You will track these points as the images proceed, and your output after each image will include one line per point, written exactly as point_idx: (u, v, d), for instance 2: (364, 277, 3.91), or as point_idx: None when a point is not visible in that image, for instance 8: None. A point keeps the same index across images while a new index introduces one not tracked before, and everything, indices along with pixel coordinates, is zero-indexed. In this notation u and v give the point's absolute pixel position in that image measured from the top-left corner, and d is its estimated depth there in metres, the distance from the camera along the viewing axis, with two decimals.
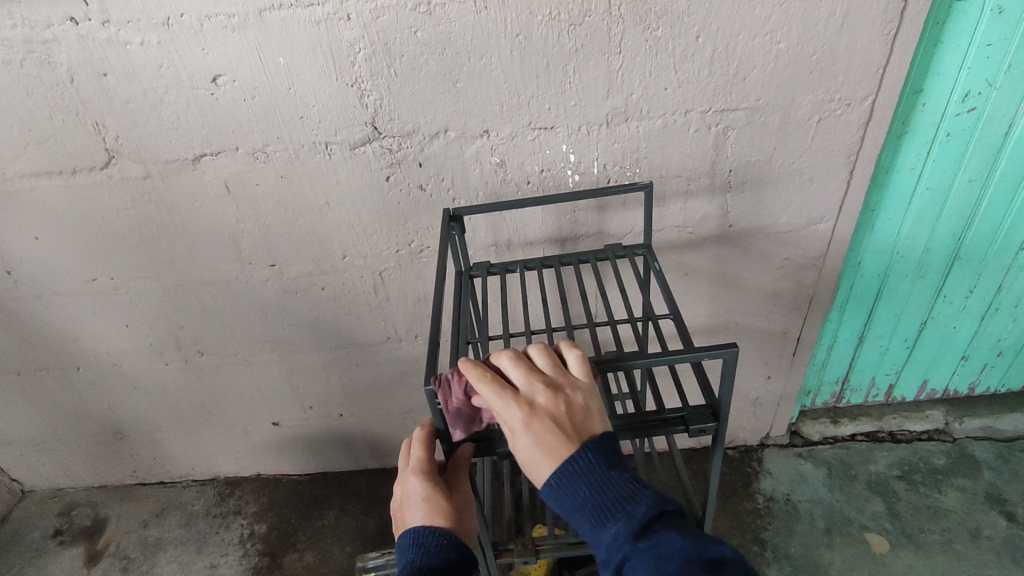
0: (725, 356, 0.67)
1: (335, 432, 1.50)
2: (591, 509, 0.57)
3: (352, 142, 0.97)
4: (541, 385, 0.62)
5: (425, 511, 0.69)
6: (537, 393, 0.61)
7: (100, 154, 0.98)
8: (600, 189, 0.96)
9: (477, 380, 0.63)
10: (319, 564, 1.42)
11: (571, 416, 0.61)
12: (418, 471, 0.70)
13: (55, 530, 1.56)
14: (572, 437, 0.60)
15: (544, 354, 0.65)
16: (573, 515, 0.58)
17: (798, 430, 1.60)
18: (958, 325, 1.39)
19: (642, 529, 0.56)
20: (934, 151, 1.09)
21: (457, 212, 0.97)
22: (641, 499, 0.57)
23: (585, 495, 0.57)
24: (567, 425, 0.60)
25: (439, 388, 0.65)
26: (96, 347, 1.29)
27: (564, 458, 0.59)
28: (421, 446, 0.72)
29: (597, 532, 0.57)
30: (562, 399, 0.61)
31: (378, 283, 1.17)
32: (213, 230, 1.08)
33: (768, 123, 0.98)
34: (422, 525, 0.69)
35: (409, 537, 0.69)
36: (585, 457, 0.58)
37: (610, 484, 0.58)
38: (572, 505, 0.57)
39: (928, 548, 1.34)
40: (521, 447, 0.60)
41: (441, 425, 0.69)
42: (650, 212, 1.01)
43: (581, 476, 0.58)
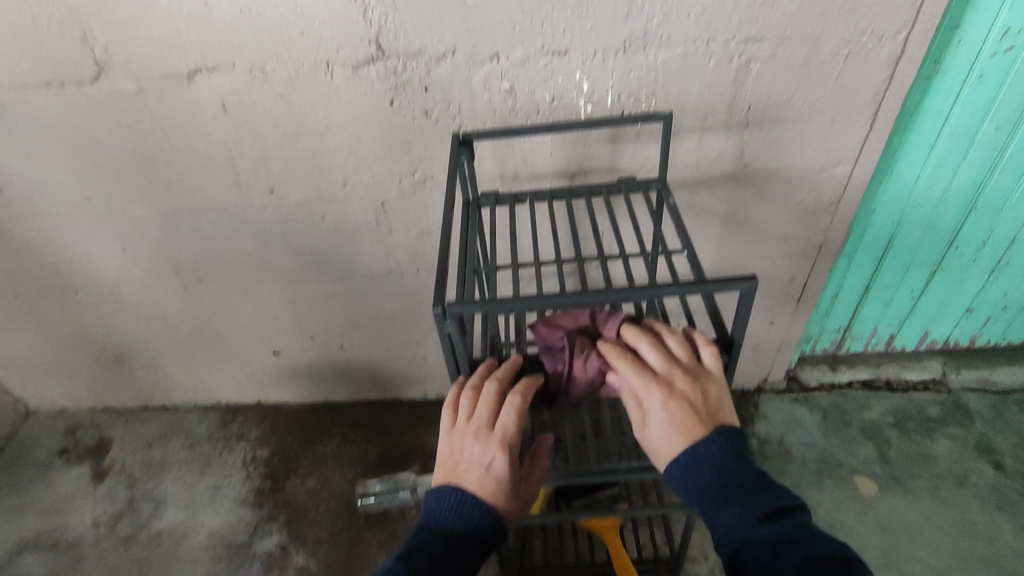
0: (744, 288, 0.66)
1: (336, 363, 1.51)
2: (717, 490, 0.63)
3: (354, 62, 0.93)
4: (682, 371, 0.68)
5: (493, 488, 0.65)
6: (677, 379, 0.68)
7: (89, 67, 0.93)
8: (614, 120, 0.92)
9: (623, 362, 0.70)
10: (320, 489, 1.45)
11: (706, 403, 0.67)
12: (507, 446, 0.65)
13: (61, 448, 1.59)
14: (705, 422, 0.67)
15: (680, 344, 0.71)
16: (695, 495, 0.64)
17: (796, 376, 1.61)
18: (966, 278, 1.37)
19: (767, 515, 0.61)
20: (963, 94, 1.04)
21: (466, 137, 0.93)
22: (767, 490, 0.62)
23: (713, 477, 0.64)
24: (702, 410, 0.67)
25: (452, 309, 0.64)
26: (94, 270, 1.27)
27: (698, 440, 0.66)
28: (488, 406, 0.68)
29: (719, 512, 0.62)
30: (700, 386, 0.68)
31: (381, 213, 1.15)
32: (210, 152, 1.05)
33: (793, 56, 0.92)
34: (472, 496, 0.64)
35: (453, 499, 0.64)
36: (719, 442, 0.65)
37: (739, 471, 0.64)
38: (696, 483, 0.64)
39: (916, 493, 1.37)
40: (654, 427, 0.67)
41: (448, 346, 0.69)
42: (664, 147, 0.97)
43: (713, 459, 0.64)
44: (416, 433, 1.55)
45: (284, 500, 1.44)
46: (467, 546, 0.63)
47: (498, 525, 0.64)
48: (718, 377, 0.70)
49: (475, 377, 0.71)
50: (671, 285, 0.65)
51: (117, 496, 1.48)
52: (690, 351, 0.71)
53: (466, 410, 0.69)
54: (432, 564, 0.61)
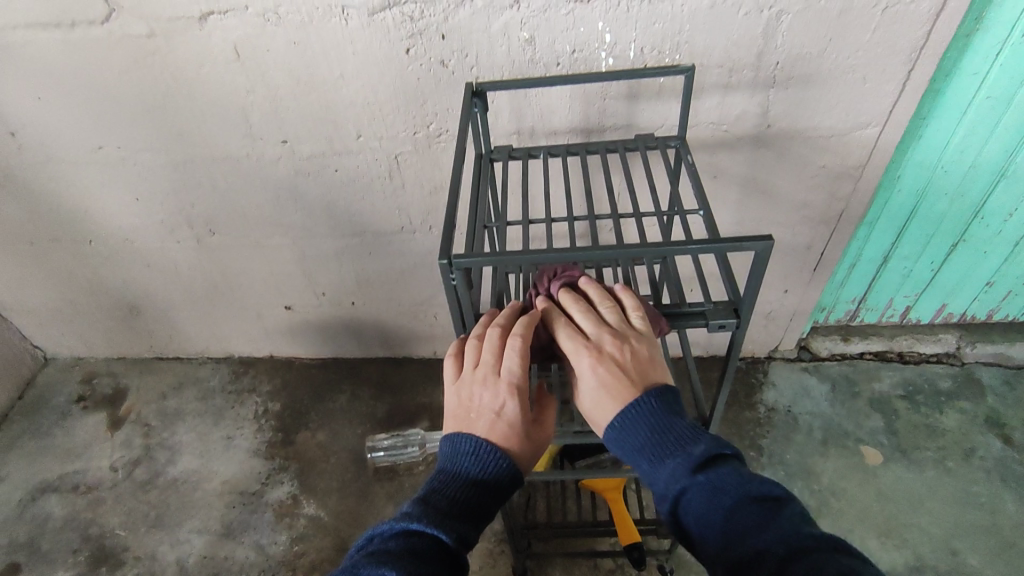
0: (759, 248, 0.64)
1: (346, 320, 1.52)
2: (652, 447, 0.59)
3: (370, 7, 0.90)
4: (610, 334, 0.65)
5: (504, 430, 0.64)
6: (605, 341, 0.65)
7: (100, 7, 0.91)
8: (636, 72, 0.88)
9: (556, 327, 0.68)
10: (330, 443, 1.48)
11: (638, 365, 0.64)
12: (514, 389, 0.64)
13: (78, 396, 1.62)
14: (636, 384, 0.63)
15: (612, 308, 0.68)
16: (632, 455, 0.61)
17: (807, 345, 1.60)
18: (989, 250, 1.34)
19: (700, 467, 0.57)
20: (1002, 56, 1.00)
21: (480, 86, 0.90)
22: (701, 441, 0.59)
23: (646, 435, 0.60)
24: (632, 371, 0.63)
25: (457, 262, 0.63)
26: (107, 220, 1.27)
27: (628, 403, 0.62)
28: (494, 351, 0.67)
29: (656, 469, 0.59)
30: (627, 347, 0.64)
31: (394, 168, 1.13)
32: (222, 101, 1.03)
33: (826, 10, 0.89)
34: (486, 440, 0.64)
35: (467, 445, 0.64)
36: (650, 400, 0.61)
37: (672, 426, 0.60)
38: (632, 444, 0.60)
39: (922, 464, 1.37)
40: (586, 392, 0.64)
41: (454, 300, 0.68)
42: (687, 104, 0.94)
43: (645, 417, 0.61)
44: (425, 390, 1.56)
45: (294, 452, 1.47)
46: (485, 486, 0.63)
47: (513, 465, 0.64)
48: (650, 339, 0.66)
49: (478, 327, 0.71)
50: (681, 242, 0.63)
51: (133, 444, 1.51)
52: (620, 315, 0.68)
53: (474, 357, 0.68)
54: (453, 504, 0.61)
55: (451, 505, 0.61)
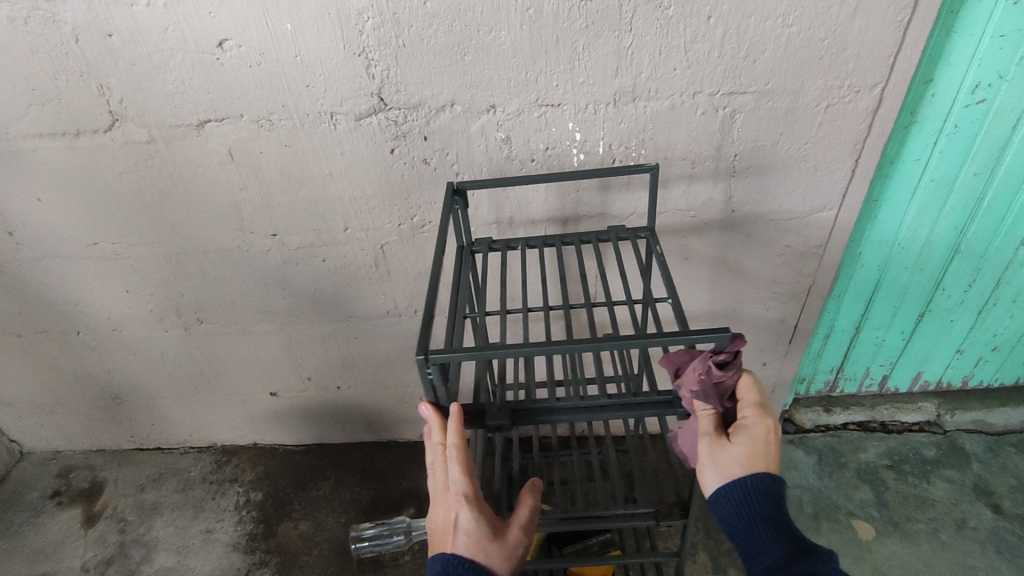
0: (717, 339, 0.68)
1: (332, 404, 1.52)
2: (741, 533, 0.68)
3: (357, 113, 0.97)
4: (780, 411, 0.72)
5: (468, 540, 0.67)
6: (738, 433, 0.70)
7: (103, 117, 0.98)
8: (605, 171, 0.95)
9: (749, 381, 0.72)
10: (314, 534, 1.43)
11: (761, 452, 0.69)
12: (462, 499, 0.68)
13: (53, 491, 1.57)
14: (750, 467, 0.69)
15: (750, 400, 0.72)
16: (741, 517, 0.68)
17: (791, 417, 1.62)
18: (955, 318, 1.40)
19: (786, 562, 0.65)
20: (941, 143, 1.09)
21: (460, 186, 0.97)
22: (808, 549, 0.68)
23: (734, 514, 0.69)
24: (752, 456, 0.69)
25: (431, 358, 0.66)
26: (97, 312, 1.29)
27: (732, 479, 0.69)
28: (439, 468, 0.70)
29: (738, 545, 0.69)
30: (757, 440, 0.69)
31: (380, 257, 1.18)
32: (215, 198, 1.08)
33: (776, 108, 0.97)
34: (453, 555, 0.67)
35: (439, 564, 0.68)
36: (750, 484, 0.68)
37: (760, 513, 0.68)
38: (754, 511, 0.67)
39: (914, 536, 1.36)
40: (739, 443, 0.69)
41: (431, 392, 0.70)
42: (653, 198, 1.00)
43: (741, 498, 0.68)
44: (412, 475, 1.54)
45: (276, 544, 1.42)
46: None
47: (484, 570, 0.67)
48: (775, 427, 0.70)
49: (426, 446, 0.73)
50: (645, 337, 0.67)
51: (108, 540, 1.45)
52: (755, 401, 0.72)
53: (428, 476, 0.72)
54: None
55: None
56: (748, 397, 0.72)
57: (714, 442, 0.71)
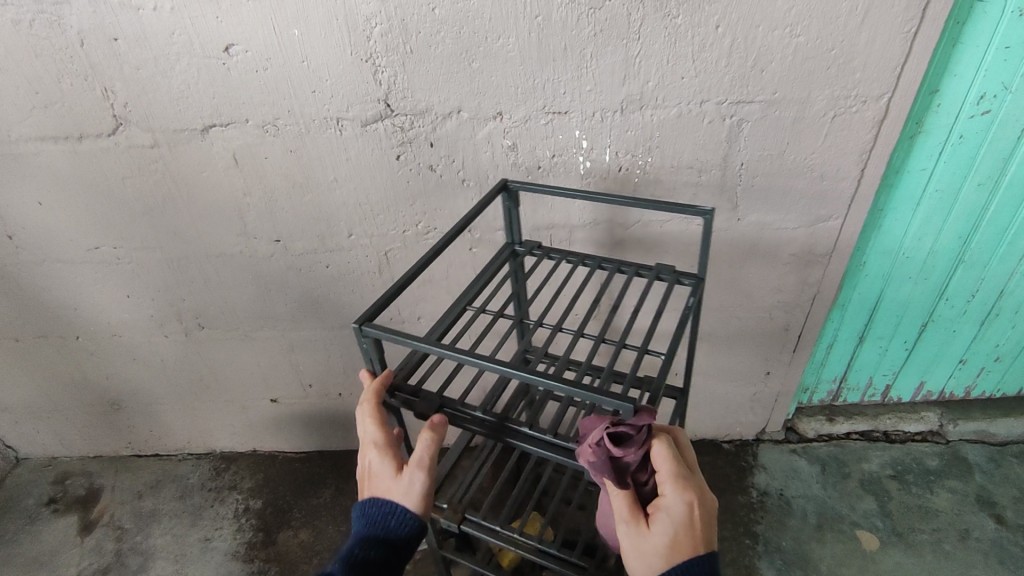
0: (617, 407, 0.61)
1: (333, 411, 1.50)
2: None
3: (363, 119, 0.97)
4: (700, 481, 0.65)
5: (379, 482, 0.69)
6: (660, 519, 0.63)
7: (108, 121, 0.97)
8: (658, 204, 0.88)
9: (662, 452, 0.64)
10: (314, 542, 1.42)
11: (691, 536, 0.63)
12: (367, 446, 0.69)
13: (49, 498, 1.55)
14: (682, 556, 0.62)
15: (670, 477, 0.63)
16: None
17: (794, 426, 1.61)
18: (958, 328, 1.40)
19: None
20: (945, 154, 1.09)
21: (510, 184, 0.94)
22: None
23: None
24: (679, 545, 0.62)
25: (364, 329, 0.70)
26: (96, 317, 1.28)
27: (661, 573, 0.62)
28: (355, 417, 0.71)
29: None
30: (683, 523, 0.62)
31: (384, 263, 1.17)
32: (219, 203, 1.07)
33: (782, 117, 0.97)
34: (367, 500, 0.69)
35: (358, 511, 0.70)
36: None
37: None
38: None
39: (918, 547, 1.35)
40: (659, 530, 0.63)
41: (370, 363, 0.74)
42: (705, 243, 0.88)
43: None
44: None
45: (276, 552, 1.40)
46: (379, 541, 0.69)
47: (392, 513, 0.68)
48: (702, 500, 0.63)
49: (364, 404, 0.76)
50: (541, 376, 0.63)
51: (104, 548, 1.43)
52: (674, 474, 0.63)
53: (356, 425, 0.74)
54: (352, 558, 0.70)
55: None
56: (662, 473, 0.64)
57: (634, 529, 0.64)
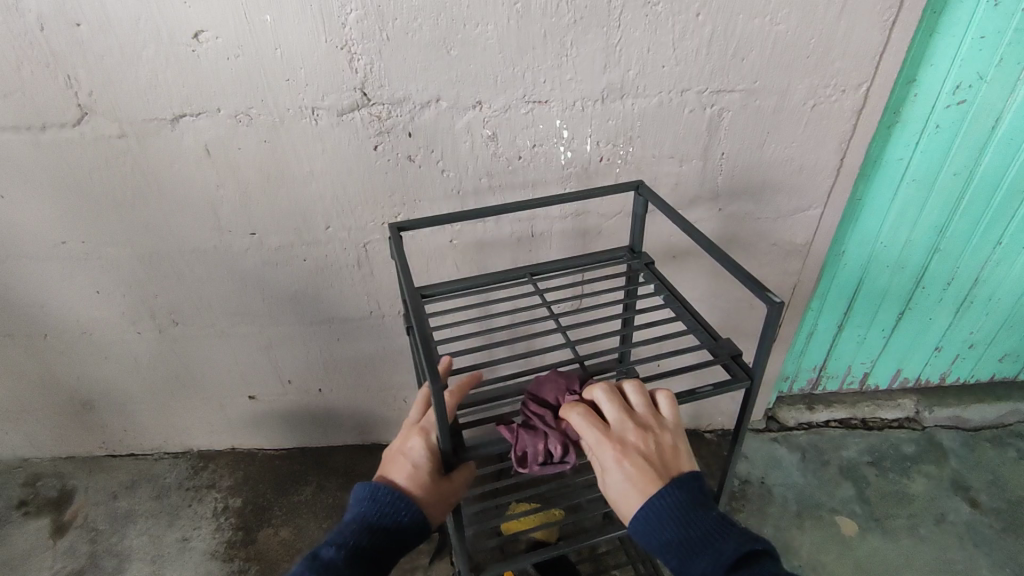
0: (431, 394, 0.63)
1: (314, 408, 1.48)
2: (679, 546, 0.60)
3: (339, 108, 0.95)
4: (633, 424, 0.66)
5: (417, 473, 0.71)
6: (629, 432, 0.65)
7: (72, 111, 0.94)
8: (735, 269, 0.74)
9: (574, 415, 0.68)
10: (295, 539, 1.40)
11: (661, 454, 0.65)
12: (421, 430, 0.72)
13: (20, 501, 1.51)
14: (660, 476, 0.63)
15: (637, 396, 0.69)
16: (657, 550, 0.61)
17: (775, 415, 1.63)
18: (934, 316, 1.42)
19: (733, 566, 0.58)
20: (922, 143, 1.10)
21: (642, 185, 0.93)
22: (732, 537, 0.60)
23: (672, 532, 0.61)
24: (656, 464, 0.64)
25: (390, 230, 0.85)
26: (65, 314, 1.24)
27: (650, 494, 0.62)
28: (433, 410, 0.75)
29: (685, 566, 0.60)
30: (653, 438, 0.65)
31: (363, 257, 1.15)
32: (191, 196, 1.05)
33: (763, 107, 0.97)
34: (384, 483, 0.70)
35: (365, 491, 0.70)
36: (673, 495, 0.62)
37: (697, 520, 0.61)
38: (657, 540, 0.61)
39: (895, 532, 1.37)
40: (611, 482, 0.65)
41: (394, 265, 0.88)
42: (761, 339, 0.72)
43: (666, 512, 0.61)
44: None
45: (256, 551, 1.38)
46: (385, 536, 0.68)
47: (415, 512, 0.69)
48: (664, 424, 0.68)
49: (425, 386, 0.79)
50: (425, 334, 0.67)
51: (78, 551, 1.39)
52: (644, 401, 0.69)
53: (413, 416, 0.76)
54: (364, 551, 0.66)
55: (355, 553, 0.66)
56: (587, 438, 0.66)
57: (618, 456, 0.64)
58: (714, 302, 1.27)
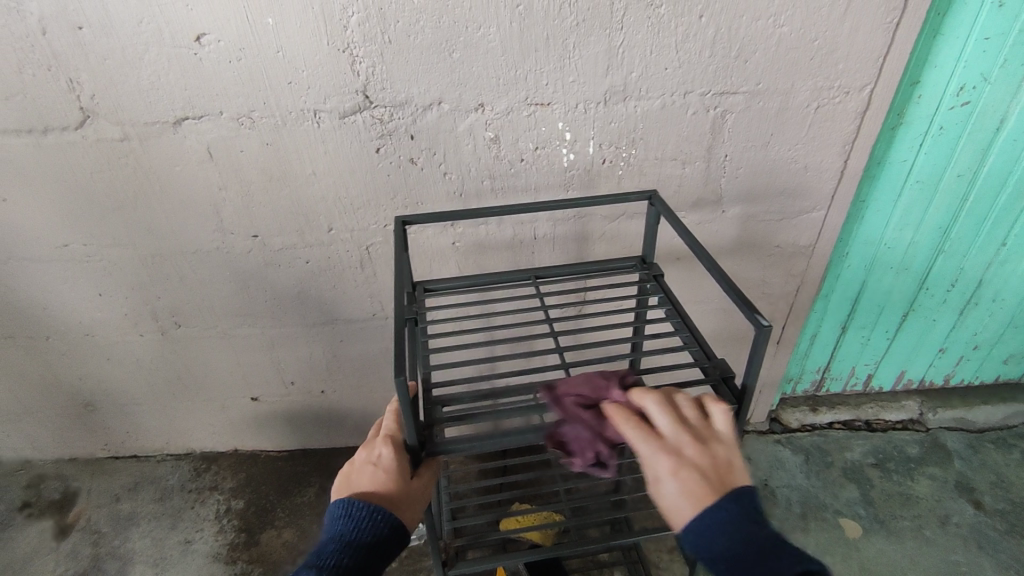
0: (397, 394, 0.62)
1: (316, 410, 1.48)
2: (731, 558, 0.58)
3: (341, 111, 0.94)
4: (687, 435, 0.64)
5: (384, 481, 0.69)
6: (683, 443, 0.64)
7: (74, 114, 0.94)
8: (733, 290, 0.73)
9: (628, 424, 0.66)
10: (298, 541, 1.40)
11: (717, 467, 0.63)
12: (385, 436, 0.71)
13: (23, 503, 1.51)
14: (715, 489, 0.61)
15: (691, 406, 0.67)
16: (710, 562, 0.59)
17: (778, 417, 1.63)
18: (937, 318, 1.41)
19: None
20: (926, 145, 1.09)
21: (655, 195, 0.94)
22: (786, 556, 0.57)
23: (725, 543, 0.58)
24: (712, 476, 0.62)
25: (397, 222, 0.89)
26: (67, 316, 1.24)
27: (707, 507, 0.60)
28: (394, 416, 0.74)
29: None
30: (707, 451, 0.63)
31: (365, 259, 1.15)
32: (194, 198, 1.04)
33: (766, 108, 0.97)
34: (358, 498, 0.69)
35: (340, 508, 0.69)
36: (728, 508, 0.60)
37: (752, 535, 0.59)
38: (711, 552, 0.59)
39: (899, 534, 1.36)
40: (663, 493, 0.62)
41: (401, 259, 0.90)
42: (751, 362, 0.70)
43: (723, 524, 0.59)
44: None
45: (259, 553, 1.38)
46: (363, 549, 0.67)
47: (388, 522, 0.68)
48: (721, 436, 0.66)
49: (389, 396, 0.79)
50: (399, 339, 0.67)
51: (81, 553, 1.39)
52: (700, 412, 0.67)
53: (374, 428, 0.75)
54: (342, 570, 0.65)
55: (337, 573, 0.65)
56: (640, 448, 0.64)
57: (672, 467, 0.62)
58: (717, 304, 1.26)
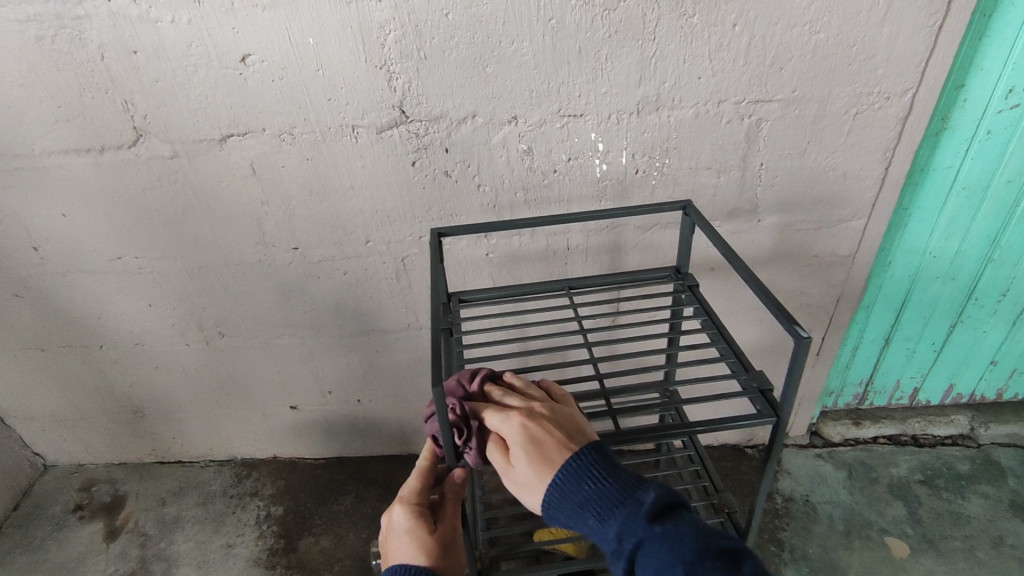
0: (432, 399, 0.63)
1: (352, 418, 1.51)
2: (597, 502, 0.57)
3: (378, 126, 0.97)
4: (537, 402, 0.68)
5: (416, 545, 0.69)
6: (533, 407, 0.67)
7: (128, 133, 0.99)
8: (771, 300, 0.72)
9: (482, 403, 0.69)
10: (335, 548, 1.43)
11: (563, 424, 0.65)
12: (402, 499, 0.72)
13: (76, 504, 1.57)
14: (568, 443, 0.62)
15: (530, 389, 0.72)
16: (576, 514, 0.58)
17: (818, 431, 1.58)
18: (988, 329, 1.36)
19: (654, 515, 0.56)
20: (973, 150, 1.06)
21: (689, 204, 0.94)
22: (650, 486, 0.58)
23: (590, 489, 0.58)
24: (562, 431, 0.64)
25: (432, 236, 0.91)
26: (119, 325, 1.30)
27: (563, 461, 0.61)
28: (416, 476, 0.73)
29: (601, 524, 0.57)
30: (555, 411, 0.67)
31: (401, 270, 1.17)
32: (238, 212, 1.08)
33: (802, 116, 0.95)
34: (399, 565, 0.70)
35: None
36: (579, 459, 0.60)
37: (617, 476, 0.59)
38: (575, 500, 0.58)
39: (950, 555, 1.31)
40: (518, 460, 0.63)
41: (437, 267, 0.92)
42: (790, 373, 0.68)
43: (576, 475, 0.59)
44: None
45: (297, 559, 1.41)
46: None
47: None
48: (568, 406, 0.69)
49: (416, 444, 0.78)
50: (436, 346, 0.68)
51: (129, 555, 1.44)
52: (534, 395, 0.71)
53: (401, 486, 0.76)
54: None
55: None
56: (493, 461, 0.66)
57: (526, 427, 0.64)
58: (754, 314, 1.24)
